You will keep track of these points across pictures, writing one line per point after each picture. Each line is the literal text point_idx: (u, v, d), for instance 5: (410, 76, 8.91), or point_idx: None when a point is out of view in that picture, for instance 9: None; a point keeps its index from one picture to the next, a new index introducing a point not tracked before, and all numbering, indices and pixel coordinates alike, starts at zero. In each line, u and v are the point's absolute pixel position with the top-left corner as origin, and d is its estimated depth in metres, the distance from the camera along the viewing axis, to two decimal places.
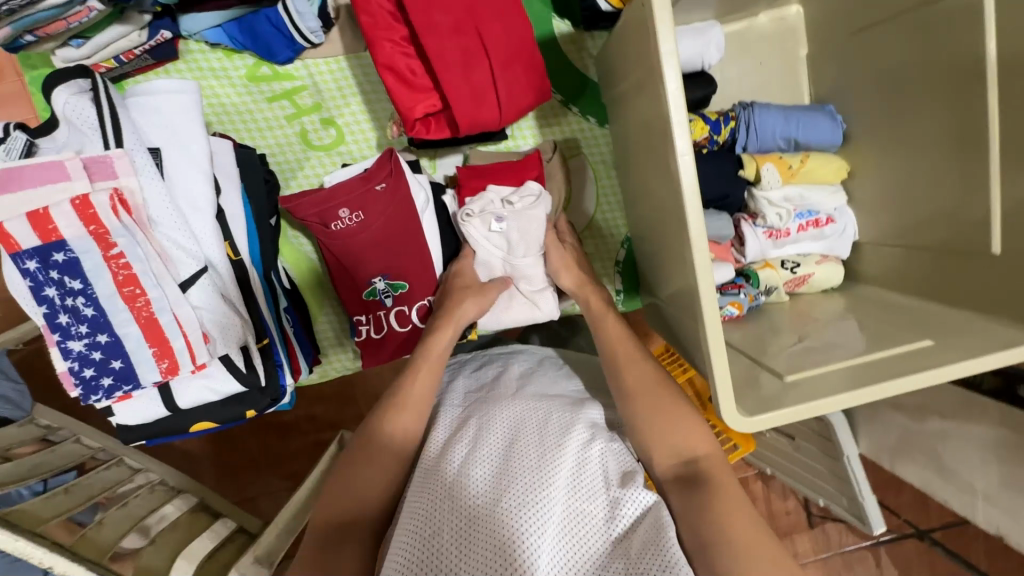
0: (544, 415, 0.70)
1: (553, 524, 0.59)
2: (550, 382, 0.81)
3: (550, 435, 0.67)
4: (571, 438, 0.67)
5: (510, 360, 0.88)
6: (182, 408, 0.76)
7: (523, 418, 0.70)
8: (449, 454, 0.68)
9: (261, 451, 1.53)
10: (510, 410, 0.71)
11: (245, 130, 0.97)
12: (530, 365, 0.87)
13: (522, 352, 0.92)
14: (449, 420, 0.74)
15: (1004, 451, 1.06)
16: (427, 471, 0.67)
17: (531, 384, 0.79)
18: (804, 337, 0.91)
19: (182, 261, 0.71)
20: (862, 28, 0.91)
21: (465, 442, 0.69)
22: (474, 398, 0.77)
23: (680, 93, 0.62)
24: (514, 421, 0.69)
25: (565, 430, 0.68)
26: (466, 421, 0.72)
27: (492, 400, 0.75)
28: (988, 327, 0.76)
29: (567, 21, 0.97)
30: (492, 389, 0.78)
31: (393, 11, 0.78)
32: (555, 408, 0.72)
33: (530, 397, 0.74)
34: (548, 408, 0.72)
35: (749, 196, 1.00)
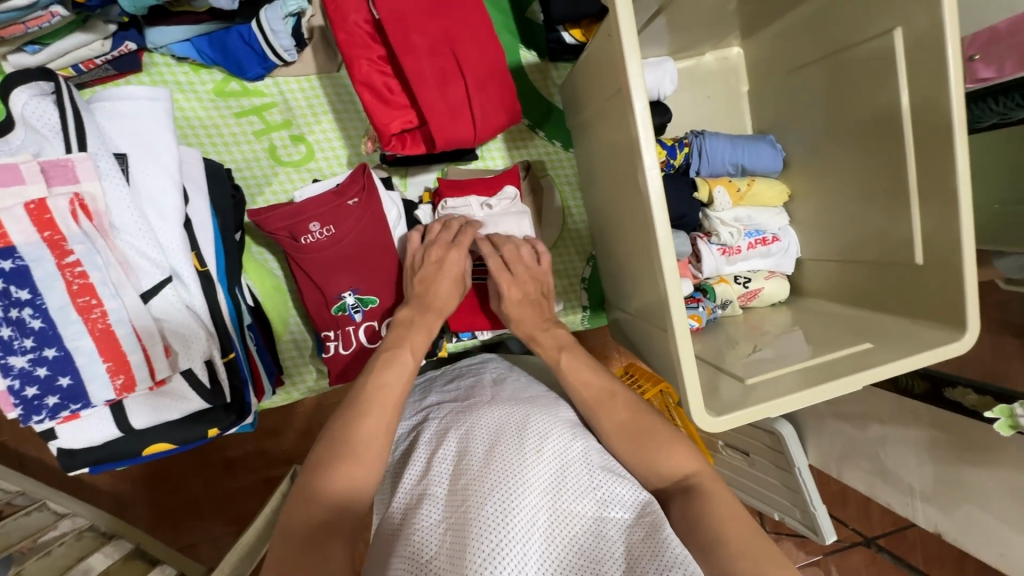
0: (521, 419, 0.70)
1: (541, 528, 0.60)
2: (525, 385, 0.82)
3: (530, 437, 0.67)
4: (549, 439, 0.68)
5: (482, 371, 0.88)
6: (138, 429, 0.71)
7: (501, 425, 0.70)
8: (431, 473, 0.68)
9: (205, 491, 1.42)
10: (486, 417, 0.72)
11: (211, 144, 0.96)
12: (503, 372, 0.88)
13: (490, 360, 0.93)
14: (427, 434, 0.74)
15: (937, 450, 1.15)
16: (410, 490, 0.67)
17: (506, 389, 0.79)
18: (758, 347, 0.97)
19: (145, 271, 0.67)
20: (795, 68, 1.02)
21: (444, 457, 0.69)
22: (450, 409, 0.77)
23: (647, 112, 0.67)
24: (491, 427, 0.70)
25: (545, 430, 0.69)
26: (444, 434, 0.73)
27: (468, 410, 0.75)
28: (919, 330, 0.84)
29: (533, 52, 1.04)
30: (469, 398, 0.78)
31: (369, 31, 0.81)
32: (531, 409, 0.73)
33: (507, 402, 0.75)
34: (524, 410, 0.73)
35: (703, 217, 1.08)
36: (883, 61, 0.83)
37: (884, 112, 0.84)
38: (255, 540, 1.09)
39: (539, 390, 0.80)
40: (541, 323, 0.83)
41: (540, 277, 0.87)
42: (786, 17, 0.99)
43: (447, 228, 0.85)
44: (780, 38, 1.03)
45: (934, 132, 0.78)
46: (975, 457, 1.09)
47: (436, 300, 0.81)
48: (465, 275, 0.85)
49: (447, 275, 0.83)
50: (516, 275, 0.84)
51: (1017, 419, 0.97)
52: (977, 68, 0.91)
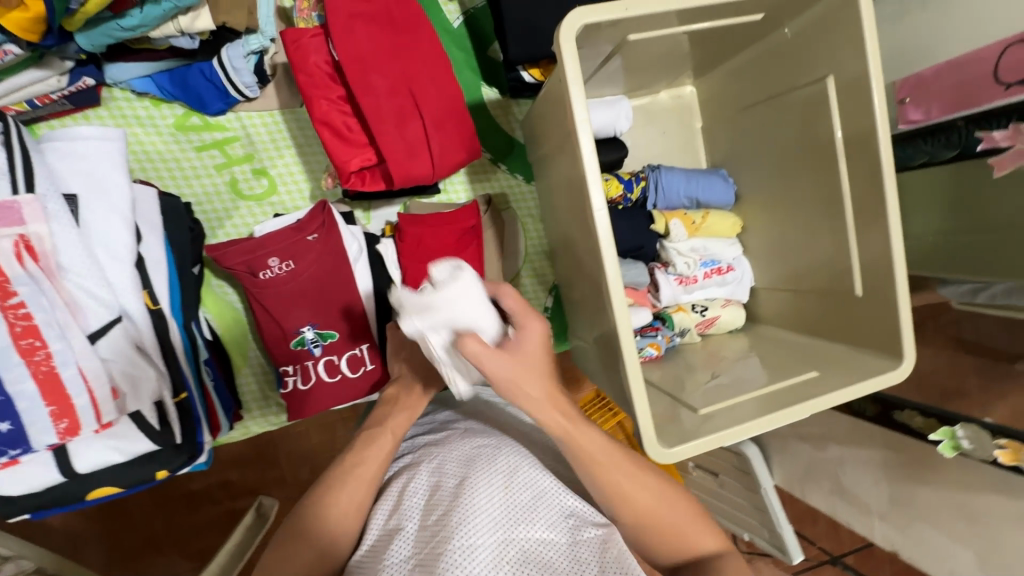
0: (494, 450, 0.71)
1: (511, 560, 0.60)
2: (499, 418, 0.83)
3: (501, 468, 0.68)
4: (520, 469, 0.69)
5: (455, 405, 0.88)
6: (80, 473, 0.69)
7: (473, 456, 0.70)
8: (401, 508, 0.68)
9: (164, 528, 1.37)
10: (459, 449, 0.72)
11: (170, 178, 0.95)
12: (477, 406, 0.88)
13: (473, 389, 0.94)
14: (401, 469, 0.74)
15: (891, 471, 1.19)
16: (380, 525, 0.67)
17: (479, 423, 0.80)
18: (716, 374, 1.00)
19: (93, 310, 0.66)
20: (743, 108, 1.08)
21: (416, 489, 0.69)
22: (423, 443, 0.77)
23: (594, 155, 0.70)
24: (462, 458, 0.70)
25: (516, 461, 0.69)
26: (417, 467, 0.72)
27: (441, 442, 0.75)
28: (863, 359, 0.88)
29: (495, 89, 1.07)
30: (442, 432, 0.79)
31: (330, 72, 0.83)
32: (502, 441, 0.73)
33: (479, 434, 0.75)
34: (495, 442, 0.73)
35: (660, 248, 1.11)
36: (820, 104, 0.88)
37: (824, 152, 0.89)
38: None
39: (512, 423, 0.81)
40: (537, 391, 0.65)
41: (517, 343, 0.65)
42: (732, 60, 1.05)
43: None
44: (728, 79, 1.09)
45: (866, 172, 0.83)
46: (925, 476, 1.13)
47: (422, 379, 0.81)
48: None
49: None
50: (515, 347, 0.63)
51: (959, 441, 1.04)
52: (907, 111, 0.99)
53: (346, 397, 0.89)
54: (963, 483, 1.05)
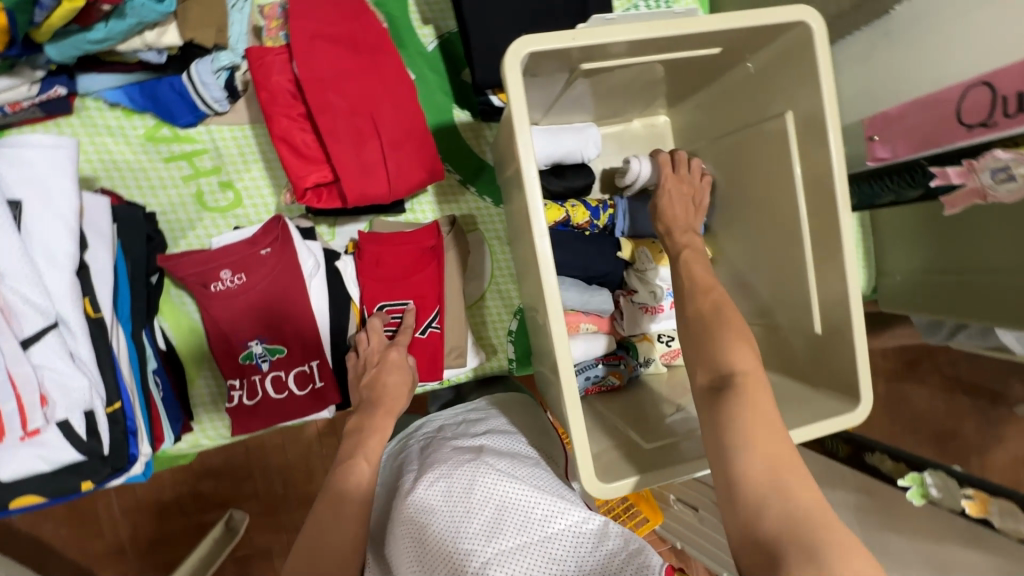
0: (447, 481, 0.71)
1: None
2: (452, 440, 0.82)
3: (458, 500, 0.68)
4: (477, 496, 0.68)
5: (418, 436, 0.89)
6: (3, 481, 0.68)
7: (431, 494, 0.70)
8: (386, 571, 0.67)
9: (125, 536, 1.35)
10: (412, 498, 0.70)
11: (137, 187, 0.96)
12: (435, 433, 0.88)
13: (437, 416, 0.95)
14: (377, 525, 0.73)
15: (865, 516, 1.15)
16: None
17: (431, 455, 0.79)
18: (678, 407, 0.97)
19: (28, 317, 0.66)
20: (712, 139, 1.07)
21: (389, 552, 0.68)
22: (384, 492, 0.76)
23: (537, 180, 0.70)
24: (419, 507, 0.69)
25: (469, 490, 0.69)
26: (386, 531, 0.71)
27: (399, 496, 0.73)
28: (822, 399, 0.85)
29: (466, 112, 1.08)
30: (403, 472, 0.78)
31: (292, 91, 0.84)
32: (452, 468, 0.72)
33: (428, 472, 0.74)
34: (445, 474, 0.72)
35: (626, 275, 1.10)
36: (782, 139, 0.87)
37: (784, 188, 0.88)
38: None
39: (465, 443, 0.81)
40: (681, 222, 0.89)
41: (699, 187, 0.96)
42: (701, 91, 1.05)
43: (373, 331, 0.89)
44: (698, 110, 1.09)
45: (824, 208, 0.81)
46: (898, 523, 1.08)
47: (386, 399, 0.81)
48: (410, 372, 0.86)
49: (390, 374, 0.84)
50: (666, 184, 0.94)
51: (927, 489, 1.00)
52: (876, 148, 0.97)
53: (292, 414, 0.89)
54: (935, 533, 1.00)
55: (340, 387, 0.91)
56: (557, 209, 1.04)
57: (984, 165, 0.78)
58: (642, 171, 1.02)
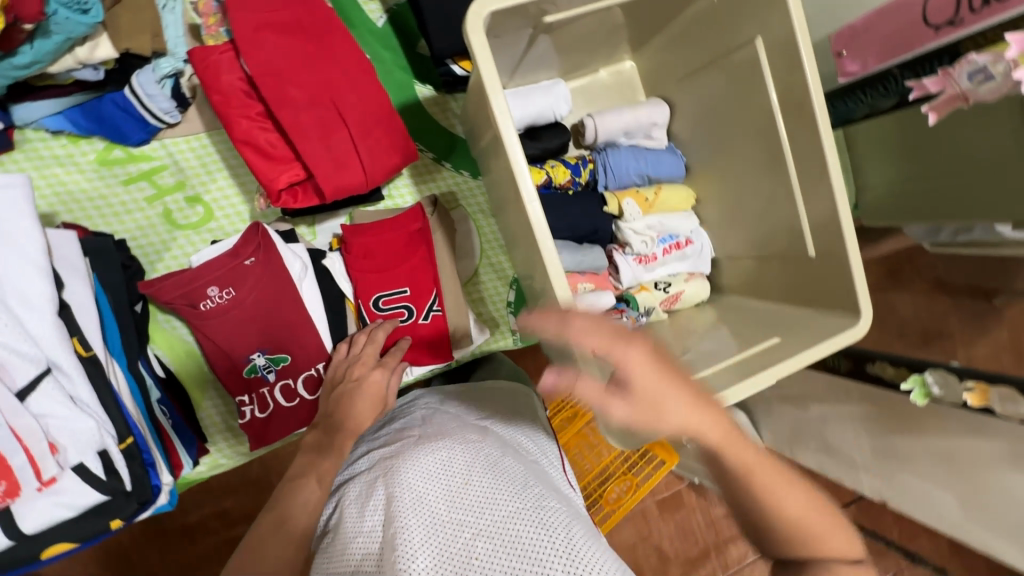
0: (448, 452, 0.72)
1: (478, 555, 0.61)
2: (452, 417, 0.82)
3: (456, 470, 0.69)
4: (477, 470, 0.69)
5: (413, 410, 0.88)
6: (30, 534, 0.67)
7: (429, 462, 0.71)
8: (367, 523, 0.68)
9: (159, 567, 1.34)
10: (413, 457, 0.72)
11: (100, 217, 0.92)
12: (433, 408, 0.87)
13: (433, 395, 0.93)
14: (362, 484, 0.74)
15: (871, 423, 1.20)
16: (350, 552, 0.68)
17: (435, 427, 0.79)
18: (685, 350, 0.99)
19: (19, 367, 0.64)
20: (681, 78, 1.06)
21: (376, 503, 0.69)
22: (376, 458, 0.77)
23: (519, 144, 0.67)
24: (420, 465, 0.71)
25: (469, 463, 0.69)
26: (376, 484, 0.72)
27: (396, 454, 0.75)
28: (824, 319, 0.88)
29: (429, 86, 1.04)
30: (399, 440, 0.79)
31: (245, 88, 0.80)
32: (456, 440, 0.74)
33: (433, 438, 0.75)
34: (450, 444, 0.73)
35: (615, 229, 1.10)
36: (754, 68, 0.86)
37: (762, 117, 0.88)
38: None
39: (466, 421, 0.81)
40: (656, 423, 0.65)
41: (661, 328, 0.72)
42: (664, 30, 1.02)
43: (370, 342, 0.87)
44: (663, 50, 1.06)
45: (807, 132, 0.81)
46: (904, 426, 1.13)
47: (352, 421, 0.79)
48: (387, 398, 0.85)
49: (369, 396, 0.82)
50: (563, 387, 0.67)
51: (929, 388, 1.04)
52: (845, 64, 0.96)
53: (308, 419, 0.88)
54: (941, 428, 1.05)
55: None
56: (539, 171, 1.02)
57: (961, 70, 0.74)
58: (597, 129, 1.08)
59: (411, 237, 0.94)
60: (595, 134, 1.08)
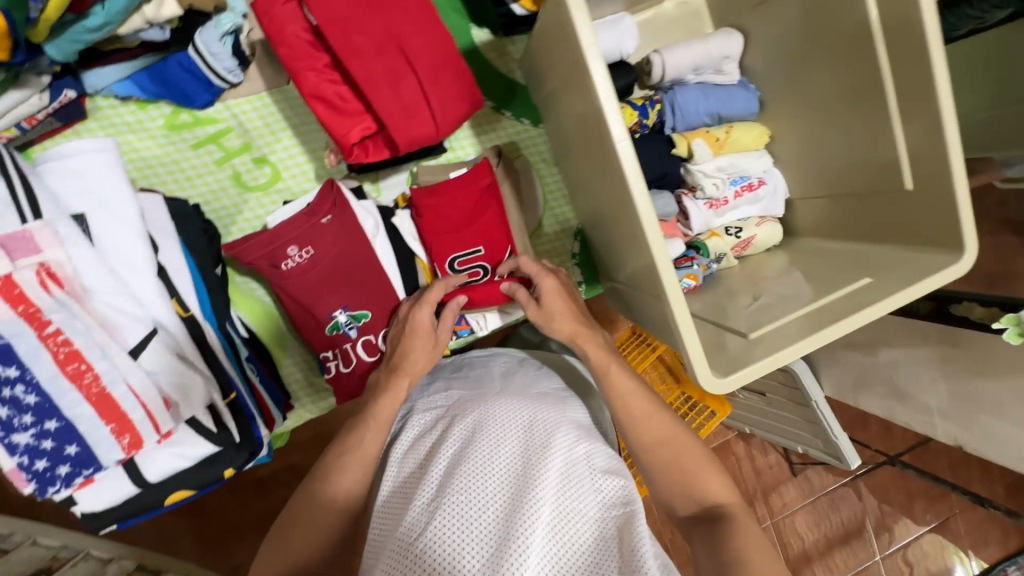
0: (534, 415, 0.68)
1: (543, 523, 0.57)
2: (532, 381, 0.79)
3: (539, 432, 0.65)
4: (560, 438, 0.65)
5: (491, 361, 0.85)
6: (153, 482, 0.72)
7: (512, 417, 0.68)
8: (435, 458, 0.66)
9: (240, 515, 1.43)
10: (492, 409, 0.69)
11: (173, 181, 0.93)
12: (510, 366, 0.84)
13: (500, 355, 0.87)
14: (433, 424, 0.72)
15: (949, 367, 1.15)
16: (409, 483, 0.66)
17: (516, 386, 0.76)
18: (758, 296, 0.96)
19: (128, 327, 0.67)
20: (757, 4, 0.98)
21: (448, 442, 0.67)
22: (451, 402, 0.75)
23: (608, 80, 0.65)
24: (501, 418, 0.68)
25: (550, 433, 0.66)
26: (449, 425, 0.70)
27: (474, 401, 0.72)
28: (918, 257, 0.83)
29: (486, 29, 0.99)
30: (478, 389, 0.76)
31: (310, 40, 0.77)
32: (540, 406, 0.70)
33: (517, 396, 0.72)
34: (533, 407, 0.70)
35: (685, 172, 1.04)
36: None
37: (857, 37, 0.80)
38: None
39: (545, 387, 0.77)
40: (576, 321, 0.79)
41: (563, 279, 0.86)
42: None
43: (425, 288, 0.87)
44: None
45: (914, 51, 0.74)
46: (988, 366, 1.09)
47: (403, 360, 0.78)
48: (438, 336, 0.81)
49: (416, 333, 0.80)
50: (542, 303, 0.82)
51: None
52: None
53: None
54: None
55: None
56: None
57: None
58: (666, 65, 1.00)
59: (481, 194, 0.92)
60: (664, 72, 1.01)
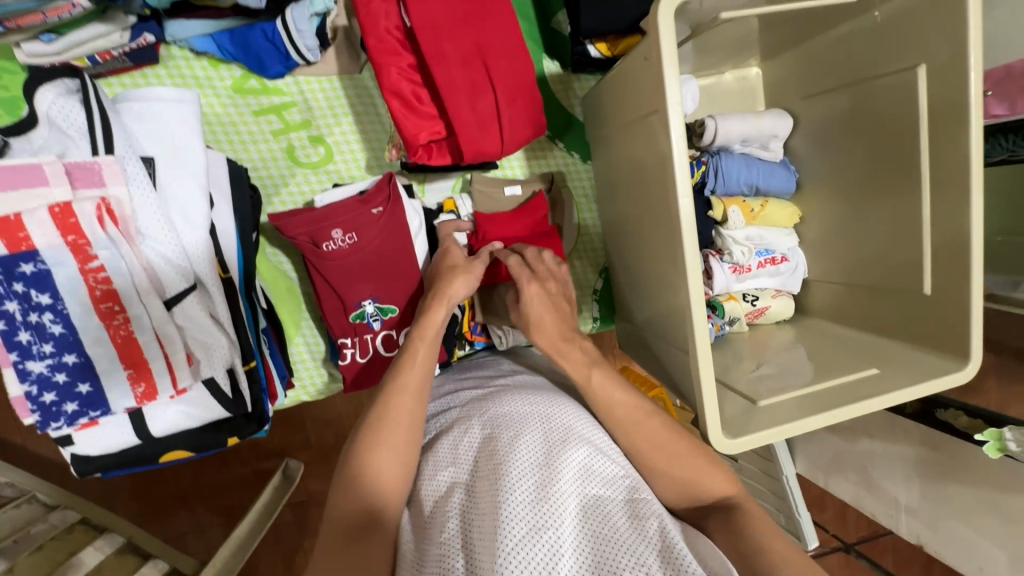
0: (548, 409, 0.70)
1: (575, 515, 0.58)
2: (541, 378, 0.83)
3: (556, 426, 0.67)
4: (576, 431, 0.67)
5: (498, 362, 0.90)
6: (156, 437, 0.71)
7: (529, 411, 0.69)
8: (459, 457, 0.67)
9: (193, 484, 1.39)
10: (511, 404, 0.71)
11: (228, 142, 0.94)
12: (519, 367, 0.88)
13: (504, 359, 0.92)
14: (451, 421, 0.74)
15: (924, 468, 1.19)
16: (431, 479, 0.66)
17: (528, 382, 0.78)
18: (762, 364, 0.99)
19: (170, 279, 0.66)
20: (810, 95, 1.04)
21: (470, 440, 0.68)
22: (468, 399, 0.77)
23: (683, 138, 0.68)
24: (517, 412, 0.69)
25: (568, 426, 0.67)
26: (468, 420, 0.71)
27: (491, 397, 0.74)
28: (924, 359, 0.88)
29: (556, 63, 1.03)
30: (492, 387, 0.78)
31: (400, 38, 0.80)
32: (553, 399, 0.72)
33: (530, 391, 0.74)
34: (547, 400, 0.71)
35: (715, 235, 1.08)
36: (906, 94, 0.84)
37: (904, 144, 0.86)
38: (245, 536, 1.19)
39: (555, 384, 0.81)
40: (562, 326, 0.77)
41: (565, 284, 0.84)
42: (810, 43, 0.99)
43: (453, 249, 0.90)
44: (798, 62, 1.04)
45: (956, 169, 0.79)
46: (963, 474, 1.13)
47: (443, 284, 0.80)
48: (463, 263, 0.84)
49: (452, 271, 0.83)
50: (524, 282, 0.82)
51: (1006, 443, 1.03)
52: (990, 105, 0.94)
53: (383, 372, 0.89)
54: (1004, 483, 1.05)
55: (447, 345, 0.97)
56: None
57: None
58: (719, 130, 1.03)
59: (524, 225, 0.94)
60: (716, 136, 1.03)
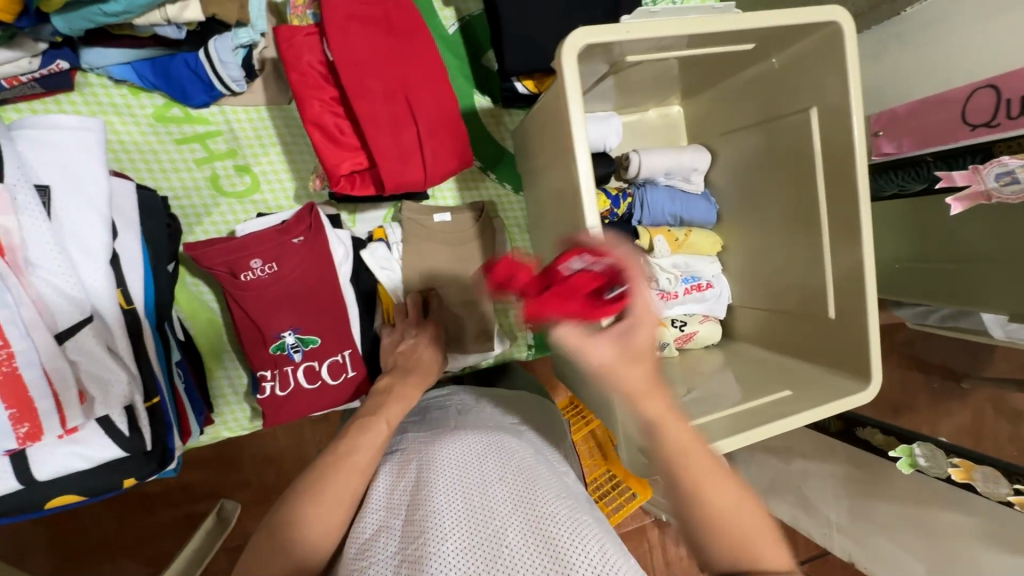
0: (490, 445, 0.67)
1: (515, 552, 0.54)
2: (488, 418, 0.81)
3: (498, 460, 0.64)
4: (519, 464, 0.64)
5: (449, 402, 0.88)
6: (40, 481, 0.67)
7: (471, 448, 0.66)
8: (395, 502, 0.62)
9: (114, 533, 1.30)
10: (452, 441, 0.68)
11: (147, 170, 0.92)
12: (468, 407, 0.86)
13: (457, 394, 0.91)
14: (390, 465, 0.69)
15: (851, 486, 1.24)
16: (366, 524, 0.62)
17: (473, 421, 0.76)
18: (691, 389, 1.02)
19: (63, 310, 0.62)
20: (725, 132, 1.11)
21: (408, 483, 0.64)
22: (410, 440, 0.73)
23: (590, 172, 0.72)
24: (458, 444, 0.67)
25: (511, 455, 0.66)
26: (407, 463, 0.67)
27: (432, 437, 0.71)
28: (834, 380, 0.92)
29: (487, 98, 1.07)
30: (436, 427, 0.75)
31: (323, 72, 0.82)
32: (497, 435, 0.70)
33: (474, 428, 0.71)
34: (490, 436, 0.69)
35: (643, 262, 1.12)
36: (804, 133, 0.91)
37: (805, 179, 0.92)
38: None
39: (502, 422, 0.79)
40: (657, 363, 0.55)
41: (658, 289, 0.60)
42: (721, 84, 1.07)
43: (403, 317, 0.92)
44: (713, 102, 1.11)
45: (849, 202, 0.86)
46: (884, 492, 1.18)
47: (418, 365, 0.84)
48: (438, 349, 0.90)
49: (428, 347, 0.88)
50: (637, 317, 0.55)
51: (915, 458, 1.09)
52: (881, 144, 1.01)
53: (346, 396, 0.89)
54: (919, 499, 1.10)
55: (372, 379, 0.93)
56: None
57: (990, 170, 0.82)
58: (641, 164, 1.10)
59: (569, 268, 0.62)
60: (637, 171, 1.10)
